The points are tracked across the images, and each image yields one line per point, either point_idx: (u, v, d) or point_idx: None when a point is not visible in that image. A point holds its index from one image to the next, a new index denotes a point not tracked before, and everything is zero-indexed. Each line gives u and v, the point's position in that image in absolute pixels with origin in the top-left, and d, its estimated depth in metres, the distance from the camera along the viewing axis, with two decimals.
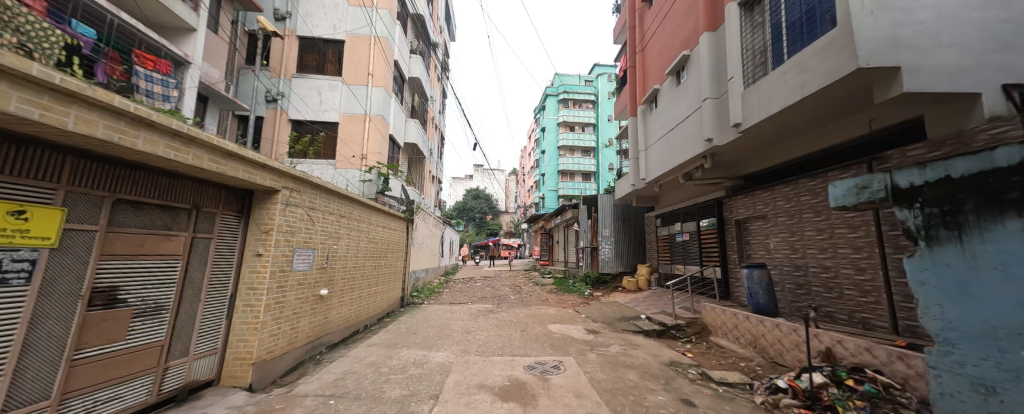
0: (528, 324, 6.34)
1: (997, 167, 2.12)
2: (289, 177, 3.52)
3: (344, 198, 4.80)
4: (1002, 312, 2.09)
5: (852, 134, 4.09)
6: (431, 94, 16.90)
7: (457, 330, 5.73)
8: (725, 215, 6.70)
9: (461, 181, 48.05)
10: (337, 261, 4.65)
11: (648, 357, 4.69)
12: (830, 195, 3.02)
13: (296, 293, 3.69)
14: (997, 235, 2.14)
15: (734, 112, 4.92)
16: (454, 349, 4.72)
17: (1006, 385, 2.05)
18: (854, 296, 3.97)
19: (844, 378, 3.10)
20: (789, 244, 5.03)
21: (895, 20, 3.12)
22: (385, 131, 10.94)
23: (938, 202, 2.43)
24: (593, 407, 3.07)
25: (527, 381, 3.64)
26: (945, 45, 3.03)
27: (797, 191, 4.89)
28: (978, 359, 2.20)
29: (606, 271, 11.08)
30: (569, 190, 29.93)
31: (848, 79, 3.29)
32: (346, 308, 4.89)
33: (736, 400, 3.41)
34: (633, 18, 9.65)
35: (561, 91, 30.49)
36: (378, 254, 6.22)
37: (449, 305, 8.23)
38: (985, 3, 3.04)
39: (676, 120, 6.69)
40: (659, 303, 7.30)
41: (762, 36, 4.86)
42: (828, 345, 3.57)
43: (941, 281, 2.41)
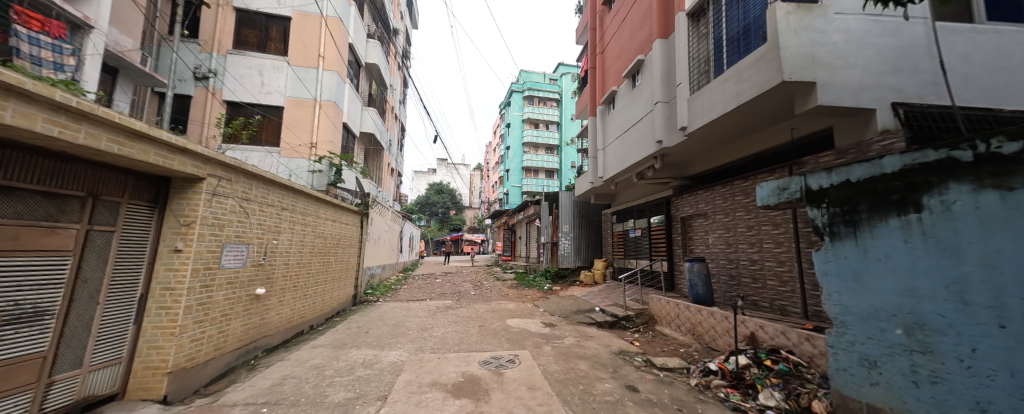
0: (486, 319, 6.33)
1: (884, 173, 2.45)
2: (216, 163, 3.15)
3: (286, 188, 4.42)
4: (884, 297, 2.43)
5: (778, 141, 4.56)
6: (390, 83, 16.15)
7: (413, 328, 5.58)
8: (672, 213, 7.17)
9: (424, 175, 47.00)
10: (278, 257, 4.29)
11: (600, 347, 4.91)
12: (757, 196, 3.42)
13: (225, 294, 3.35)
14: (882, 231, 2.49)
15: (681, 115, 5.25)
16: (408, 347, 4.58)
17: (885, 359, 2.41)
18: (775, 286, 4.46)
19: (764, 359, 3.50)
20: (724, 240, 5.52)
21: (812, 40, 3.50)
22: (338, 119, 10.32)
23: (839, 204, 2.78)
24: (545, 398, 3.14)
25: (482, 377, 3.63)
26: (851, 66, 3.45)
27: (732, 191, 5.35)
28: (865, 338, 2.54)
29: (565, 266, 11.40)
30: (533, 187, 30.42)
31: (775, 91, 3.63)
32: (288, 307, 4.56)
33: (674, 383, 3.69)
34: (594, 20, 9.92)
35: (527, 89, 30.86)
36: (327, 250, 5.84)
37: (406, 302, 7.96)
38: (883, 31, 3.53)
39: (631, 121, 7.00)
40: (613, 295, 7.67)
41: (706, 47, 5.22)
42: (752, 330, 3.96)
43: (840, 271, 2.76)
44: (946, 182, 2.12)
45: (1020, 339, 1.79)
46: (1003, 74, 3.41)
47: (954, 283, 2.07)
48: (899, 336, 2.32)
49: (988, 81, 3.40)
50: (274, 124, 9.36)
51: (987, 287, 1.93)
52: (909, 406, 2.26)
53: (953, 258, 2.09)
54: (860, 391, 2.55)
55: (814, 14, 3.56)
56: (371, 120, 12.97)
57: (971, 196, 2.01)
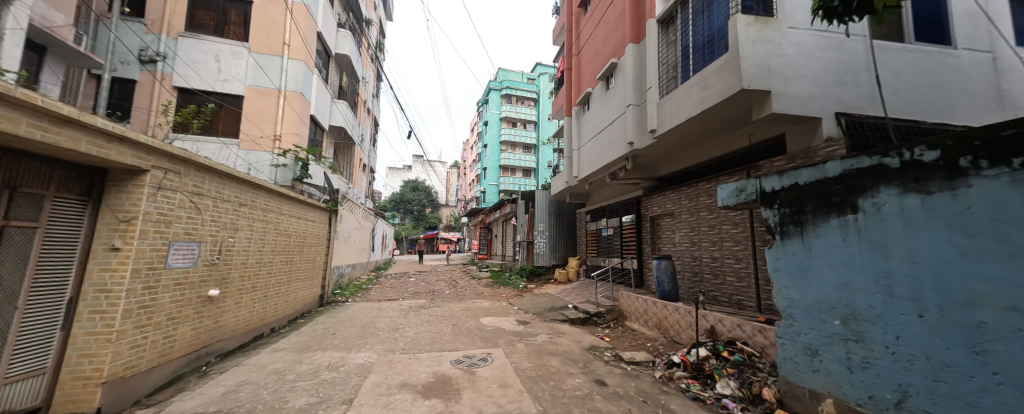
0: (460, 318, 6.27)
1: (826, 176, 2.67)
2: (162, 155, 2.90)
3: (244, 183, 4.15)
4: (825, 291, 2.64)
5: (737, 146, 4.84)
6: (363, 75, 15.60)
7: (383, 328, 5.44)
8: (642, 213, 7.43)
9: (399, 171, 45.90)
10: (235, 256, 4.03)
11: (571, 343, 5.00)
12: (718, 196, 3.62)
13: (172, 295, 3.10)
14: (823, 230, 2.71)
15: (651, 118, 5.43)
16: (379, 348, 4.46)
17: (824, 347, 2.63)
18: (732, 282, 4.75)
19: (721, 350, 3.72)
20: (688, 238, 5.80)
21: (768, 52, 3.74)
22: (305, 110, 9.86)
23: (788, 204, 3.00)
24: (516, 396, 3.15)
25: (453, 376, 3.59)
26: (802, 77, 3.73)
27: (697, 192, 5.63)
28: (808, 329, 2.76)
29: (540, 264, 11.54)
30: (510, 186, 30.47)
31: (735, 98, 3.85)
32: (246, 309, 4.29)
33: (640, 376, 3.84)
34: (570, 22, 10.07)
35: (505, 87, 30.85)
36: (291, 248, 5.55)
37: (377, 302, 7.74)
38: (829, 46, 3.84)
39: (605, 122, 7.17)
40: (585, 293, 7.85)
41: (674, 53, 5.44)
42: (711, 323, 4.19)
43: (789, 267, 2.97)
44: (877, 186, 2.34)
45: (935, 326, 2.01)
46: (927, 90, 3.84)
47: (883, 277, 2.29)
48: (837, 326, 2.54)
49: (915, 95, 3.79)
50: (233, 114, 8.76)
51: (909, 280, 2.15)
52: (845, 391, 2.48)
53: (882, 255, 2.30)
54: (804, 378, 2.76)
55: (770, 27, 3.81)
56: (341, 113, 12.48)
57: (897, 199, 2.23)
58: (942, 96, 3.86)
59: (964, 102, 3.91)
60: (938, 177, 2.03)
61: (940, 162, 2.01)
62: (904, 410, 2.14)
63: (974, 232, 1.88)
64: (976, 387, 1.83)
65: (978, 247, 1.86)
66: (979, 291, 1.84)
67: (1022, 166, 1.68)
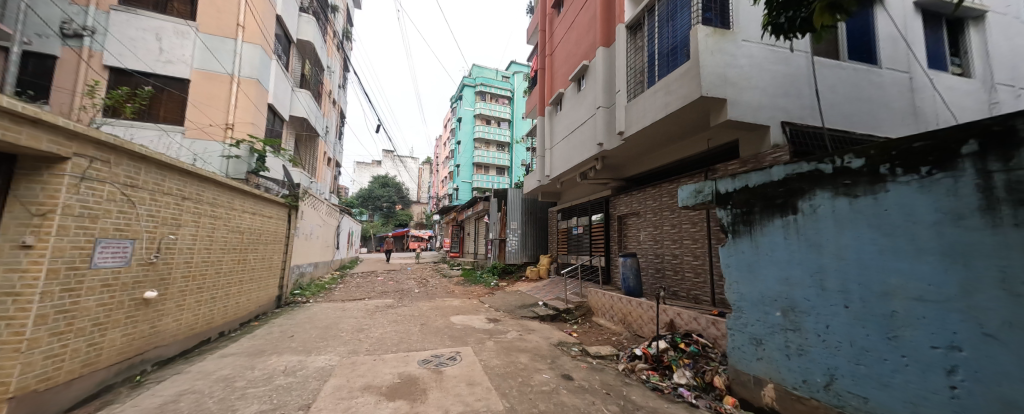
0: (429, 317, 6.16)
1: (772, 180, 2.90)
2: (86, 142, 2.59)
3: (187, 174, 3.79)
4: (769, 285, 2.87)
5: (698, 150, 5.13)
6: (328, 64, 14.85)
7: (347, 329, 5.22)
8: (610, 212, 7.67)
9: (368, 166, 44.30)
10: (176, 254, 3.69)
11: (540, 339, 5.08)
12: (679, 197, 3.81)
13: (98, 298, 2.78)
14: (769, 229, 2.94)
15: (619, 121, 5.61)
16: (340, 350, 4.27)
17: (767, 336, 2.86)
18: (690, 277, 5.05)
19: (679, 342, 3.95)
20: (652, 237, 6.08)
21: (725, 62, 3.99)
22: (261, 98, 9.27)
23: (739, 205, 3.22)
24: (483, 394, 3.15)
25: (420, 376, 3.52)
26: (754, 88, 4.01)
27: (660, 192, 5.90)
28: (755, 321, 2.98)
29: (512, 262, 11.60)
30: (483, 183, 30.32)
31: (695, 104, 4.08)
32: (189, 312, 3.93)
33: (605, 370, 3.98)
34: (544, 22, 10.17)
35: (479, 84, 30.65)
36: (244, 246, 5.16)
37: (341, 302, 7.40)
38: (778, 59, 4.16)
39: (576, 123, 7.32)
40: (555, 290, 7.99)
41: (642, 59, 5.65)
42: (671, 317, 4.43)
43: (738, 264, 3.19)
44: (814, 189, 2.58)
45: (858, 316, 2.26)
46: (857, 104, 4.28)
47: (816, 272, 2.53)
48: (778, 317, 2.77)
49: (848, 108, 4.21)
50: (176, 99, 8.01)
51: (838, 275, 2.39)
52: (783, 376, 2.71)
53: (816, 252, 2.54)
54: (750, 365, 2.99)
55: (727, 39, 4.06)
56: (303, 104, 11.80)
57: (830, 201, 2.47)
58: (869, 110, 4.32)
59: (887, 116, 4.40)
60: (863, 182, 2.27)
61: (865, 169, 2.25)
62: (832, 392, 2.38)
63: (890, 231, 2.12)
64: (889, 369, 2.08)
65: (893, 245, 2.10)
66: (892, 284, 2.08)
67: (928, 173, 1.94)
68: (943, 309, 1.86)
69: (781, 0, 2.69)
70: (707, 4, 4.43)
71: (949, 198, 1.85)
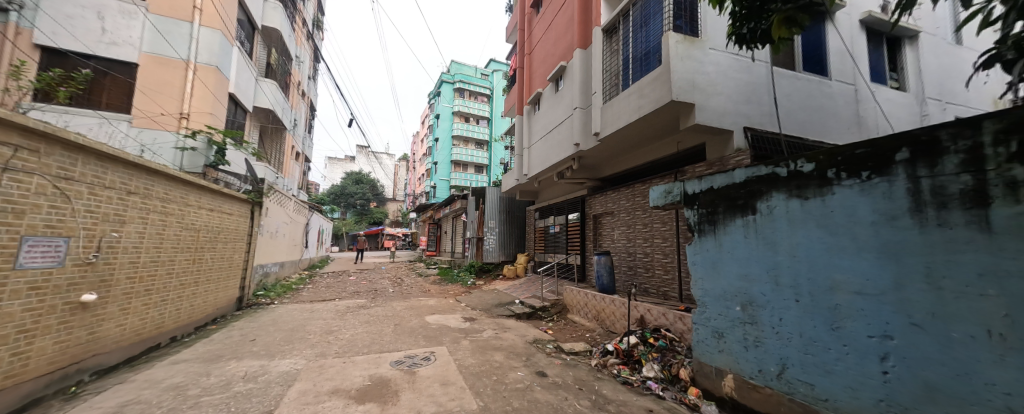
0: (403, 317, 6.03)
1: (733, 182, 3.07)
2: (11, 128, 2.30)
3: (132, 167, 3.48)
4: (731, 281, 3.03)
5: (668, 152, 5.33)
6: (296, 54, 14.15)
7: (315, 332, 5.01)
8: (586, 211, 7.81)
9: (340, 162, 42.68)
10: (120, 253, 3.38)
11: (516, 337, 5.11)
12: (650, 197, 3.94)
13: (25, 302, 2.49)
14: (730, 229, 3.10)
15: (595, 122, 5.72)
16: (307, 353, 4.09)
17: (728, 330, 3.02)
18: (660, 274, 5.26)
19: (648, 336, 4.12)
20: (625, 235, 6.26)
21: (693, 68, 4.17)
22: (221, 87, 8.69)
23: (704, 205, 3.36)
24: (457, 393, 3.12)
25: (392, 378, 3.43)
26: (720, 94, 4.23)
27: (633, 193, 6.09)
28: (717, 315, 3.14)
29: (489, 260, 11.58)
30: (461, 181, 30.04)
31: (666, 108, 4.24)
32: (135, 317, 3.61)
33: (578, 365, 4.07)
34: (523, 21, 10.19)
35: (457, 80, 30.34)
36: (200, 244, 4.82)
37: (308, 303, 7.09)
38: (742, 68, 4.41)
39: (554, 123, 7.39)
40: (532, 288, 8.07)
41: (617, 62, 5.78)
42: (641, 313, 4.60)
43: (702, 261, 3.34)
44: (771, 191, 2.74)
45: (807, 309, 2.43)
46: (810, 113, 4.61)
47: (772, 269, 2.70)
48: (738, 311, 2.93)
49: (802, 116, 4.54)
50: (120, 84, 7.39)
51: (791, 271, 2.56)
52: (741, 367, 2.87)
53: (772, 250, 2.71)
54: (712, 357, 3.14)
55: (696, 47, 4.24)
56: (268, 94, 11.17)
57: (784, 202, 2.65)
58: (821, 119, 4.67)
59: (835, 124, 4.77)
60: (813, 185, 2.44)
61: (815, 172, 2.42)
62: (784, 380, 2.55)
63: (834, 230, 2.31)
64: (832, 357, 2.26)
65: (837, 243, 2.28)
66: (837, 279, 2.26)
67: (868, 178, 2.12)
68: (878, 301, 2.04)
69: (743, 11, 2.85)
70: (678, 12, 4.61)
71: (884, 201, 2.04)
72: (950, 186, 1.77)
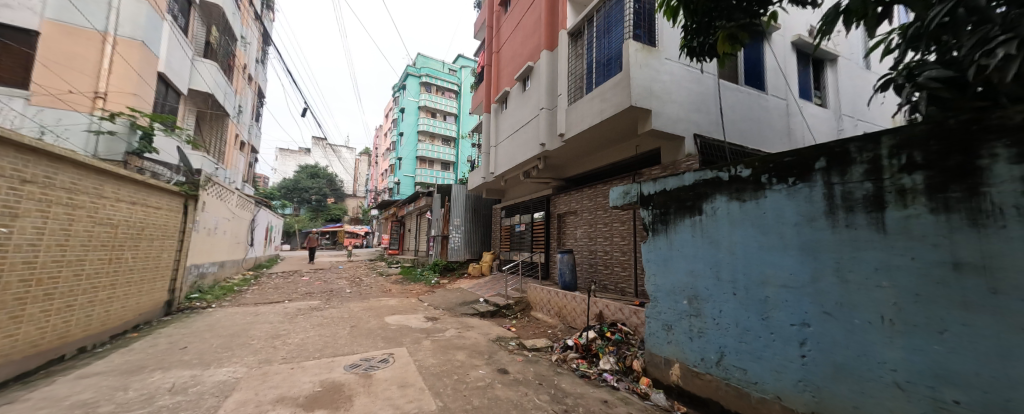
0: (361, 319, 5.76)
1: (683, 184, 3.27)
2: None
3: (29, 151, 2.99)
4: (680, 276, 3.23)
5: (627, 155, 5.61)
6: (242, 34, 12.95)
7: (259, 337, 4.61)
8: (550, 210, 7.96)
9: (293, 154, 39.77)
10: (11, 251, 2.88)
11: (479, 336, 5.08)
12: (610, 197, 4.09)
13: None
14: (679, 228, 3.30)
15: (560, 123, 5.84)
16: (249, 360, 3.76)
17: (676, 322, 3.23)
18: (618, 271, 5.52)
19: (606, 331, 4.30)
20: (587, 234, 6.47)
21: (650, 76, 4.41)
22: (149, 65, 7.75)
23: (657, 206, 3.55)
24: (416, 395, 3.04)
25: (345, 382, 3.26)
26: (673, 102, 4.52)
27: (595, 193, 6.33)
28: (667, 309, 3.34)
29: (454, 259, 11.42)
30: (427, 178, 29.34)
31: (625, 112, 4.44)
32: (30, 325, 3.08)
33: (539, 361, 4.15)
34: (491, 19, 10.15)
35: (424, 74, 29.51)
36: (118, 241, 4.25)
37: (252, 306, 6.52)
38: (693, 79, 4.73)
39: (521, 122, 7.44)
40: (496, 286, 8.10)
41: (582, 66, 5.95)
42: (600, 309, 4.78)
43: (655, 258, 3.53)
44: (714, 194, 2.96)
45: (742, 301, 2.67)
46: (750, 124, 5.07)
47: (715, 265, 2.92)
48: (685, 305, 3.15)
49: (743, 126, 4.99)
50: (14, 53, 6.37)
51: (730, 267, 2.79)
52: (686, 356, 3.09)
53: (714, 248, 2.94)
54: (661, 348, 3.35)
55: (653, 56, 4.49)
56: (206, 76, 10.10)
57: (725, 204, 2.87)
58: (758, 129, 5.16)
59: (770, 135, 5.30)
60: (749, 189, 2.68)
61: (751, 177, 2.66)
62: (721, 366, 2.79)
63: (765, 230, 2.55)
64: (761, 344, 2.51)
65: (767, 241, 2.53)
66: (768, 274, 2.51)
67: (793, 183, 2.38)
68: (799, 293, 2.30)
69: (694, 25, 3.06)
70: (638, 22, 4.83)
71: (806, 204, 2.30)
72: (856, 192, 2.04)
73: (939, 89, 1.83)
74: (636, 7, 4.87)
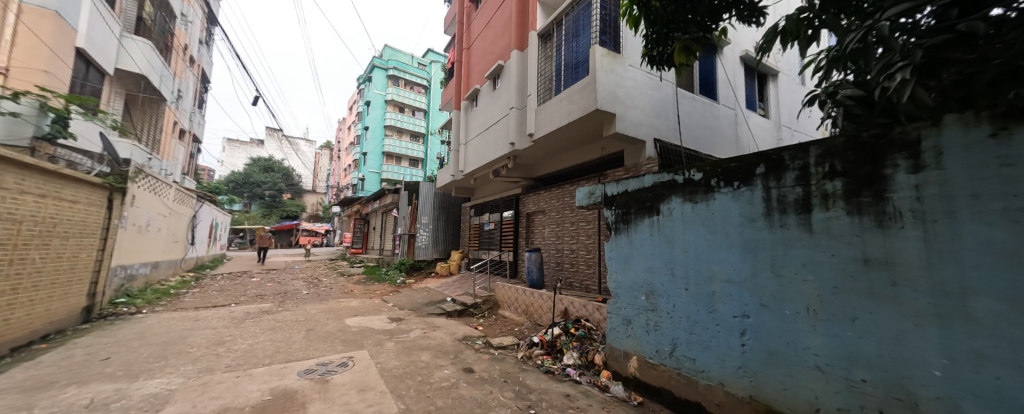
0: (319, 321, 5.46)
1: (642, 185, 3.44)
2: None
3: None
4: (639, 273, 3.39)
5: (593, 157, 5.81)
6: (180, 10, 11.72)
7: (199, 344, 4.21)
8: (520, 209, 8.03)
9: (244, 146, 36.74)
10: None
11: (445, 336, 5.01)
12: (576, 197, 4.20)
13: None
14: (639, 227, 3.46)
15: (530, 123, 5.91)
16: (186, 370, 3.42)
17: (635, 316, 3.40)
18: (583, 269, 5.70)
19: (570, 327, 4.43)
20: (554, 233, 6.60)
21: (615, 82, 4.60)
22: (62, 39, 6.84)
23: (619, 206, 3.70)
24: (376, 399, 2.93)
25: (299, 389, 3.07)
26: (636, 108, 4.74)
27: (563, 193, 6.47)
28: (628, 305, 3.49)
29: (422, 258, 11.16)
30: (393, 174, 28.38)
31: (591, 115, 4.59)
32: None
33: (505, 359, 4.18)
34: (461, 14, 10.01)
35: (391, 67, 28.47)
36: (23, 239, 3.70)
37: (191, 311, 5.94)
38: (654, 86, 5.00)
39: (491, 120, 7.42)
40: (464, 285, 8.04)
41: (551, 67, 6.05)
42: (565, 306, 4.91)
43: (617, 256, 3.67)
44: (670, 195, 3.14)
45: (693, 296, 2.86)
46: (704, 131, 5.45)
47: (670, 262, 3.10)
48: (643, 300, 3.32)
49: (698, 132, 5.36)
50: None
51: (683, 265, 2.97)
52: (644, 349, 3.26)
53: (669, 246, 3.12)
54: (621, 342, 3.50)
55: (618, 62, 4.69)
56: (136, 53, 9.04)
57: (679, 205, 3.05)
58: (711, 136, 5.57)
59: (721, 141, 5.73)
60: (700, 192, 2.87)
61: (701, 181, 2.85)
62: (674, 357, 2.98)
63: (713, 229, 2.74)
64: (708, 335, 2.71)
65: (715, 239, 2.72)
66: (715, 270, 2.70)
67: (738, 187, 2.58)
68: (741, 288, 2.50)
69: (654, 35, 3.23)
70: (604, 28, 5.00)
71: (748, 206, 2.50)
72: (789, 195, 2.26)
73: (853, 106, 2.11)
74: (602, 14, 5.05)
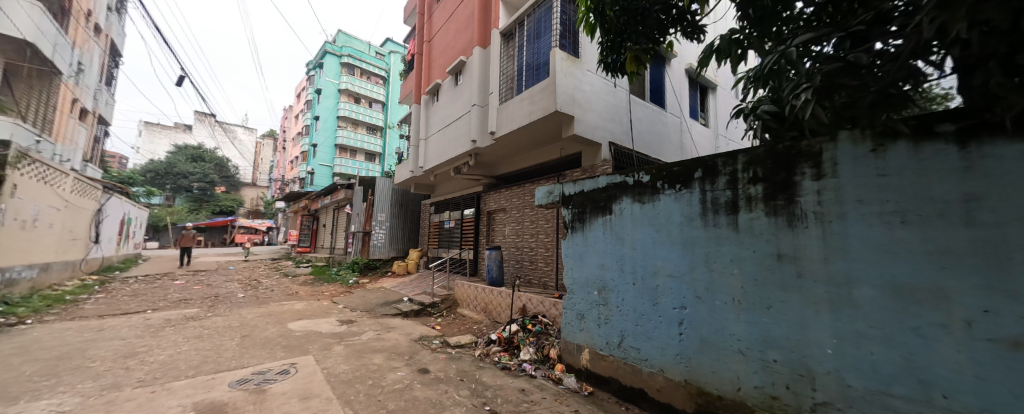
0: (257, 326, 4.99)
1: (597, 186, 3.59)
2: None
3: None
4: (593, 270, 3.54)
5: (553, 157, 5.96)
6: None
7: (103, 357, 3.63)
8: (481, 207, 7.99)
9: (167, 131, 32.31)
10: None
11: (400, 337, 4.85)
12: (536, 197, 4.27)
13: None
14: (593, 226, 3.61)
15: (491, 121, 5.90)
16: (86, 388, 2.93)
17: (588, 311, 3.55)
18: (542, 266, 5.84)
19: (528, 323, 4.52)
20: (515, 231, 6.67)
21: (573, 85, 4.77)
22: None
23: (576, 205, 3.84)
24: (321, 406, 2.76)
25: (230, 402, 2.79)
26: (592, 111, 4.95)
27: (524, 191, 6.56)
28: (582, 301, 3.63)
29: (377, 257, 10.67)
30: (347, 169, 26.74)
31: (551, 116, 4.71)
32: None
33: (462, 357, 4.15)
34: (422, 6, 9.69)
35: (346, 54, 26.80)
36: None
37: (94, 320, 5.10)
38: (610, 91, 5.25)
39: (452, 116, 7.29)
40: (422, 284, 7.83)
41: (513, 67, 6.10)
42: (523, 303, 4.99)
43: (573, 253, 3.80)
44: (621, 196, 3.32)
45: (639, 290, 3.06)
46: (653, 136, 5.86)
47: (620, 258, 3.27)
48: (595, 295, 3.48)
49: (647, 138, 5.75)
50: None
51: (631, 261, 3.16)
52: (595, 341, 3.42)
53: (619, 244, 3.29)
54: (575, 336, 3.65)
55: (576, 67, 4.87)
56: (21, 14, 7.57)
57: (629, 205, 3.24)
58: (659, 141, 6.01)
59: (668, 147, 6.20)
60: (646, 193, 3.07)
61: (648, 183, 3.04)
62: (621, 348, 3.17)
63: (658, 227, 2.94)
64: (652, 326, 2.91)
65: (659, 237, 2.93)
66: (658, 266, 2.91)
67: (679, 189, 2.79)
68: (680, 281, 2.72)
69: (608, 42, 3.35)
70: (564, 32, 5.15)
71: (687, 207, 2.72)
72: (720, 197, 2.50)
73: (769, 120, 2.40)
74: (562, 18, 5.19)
